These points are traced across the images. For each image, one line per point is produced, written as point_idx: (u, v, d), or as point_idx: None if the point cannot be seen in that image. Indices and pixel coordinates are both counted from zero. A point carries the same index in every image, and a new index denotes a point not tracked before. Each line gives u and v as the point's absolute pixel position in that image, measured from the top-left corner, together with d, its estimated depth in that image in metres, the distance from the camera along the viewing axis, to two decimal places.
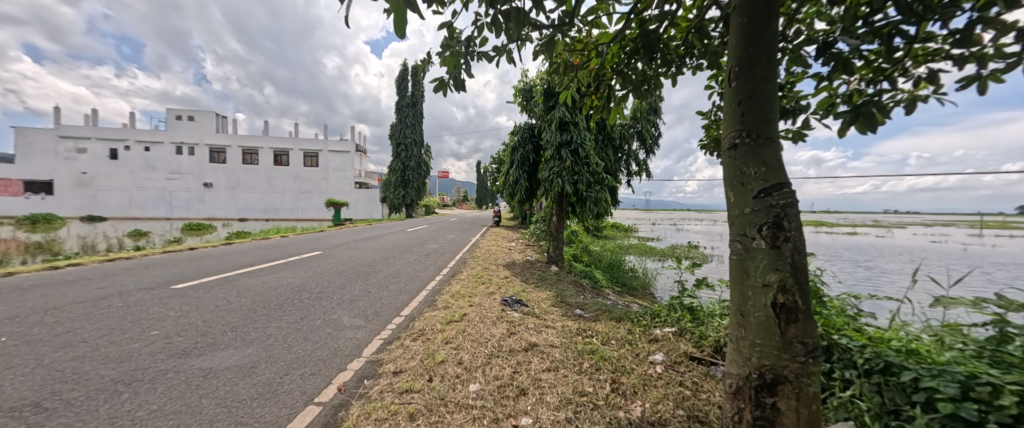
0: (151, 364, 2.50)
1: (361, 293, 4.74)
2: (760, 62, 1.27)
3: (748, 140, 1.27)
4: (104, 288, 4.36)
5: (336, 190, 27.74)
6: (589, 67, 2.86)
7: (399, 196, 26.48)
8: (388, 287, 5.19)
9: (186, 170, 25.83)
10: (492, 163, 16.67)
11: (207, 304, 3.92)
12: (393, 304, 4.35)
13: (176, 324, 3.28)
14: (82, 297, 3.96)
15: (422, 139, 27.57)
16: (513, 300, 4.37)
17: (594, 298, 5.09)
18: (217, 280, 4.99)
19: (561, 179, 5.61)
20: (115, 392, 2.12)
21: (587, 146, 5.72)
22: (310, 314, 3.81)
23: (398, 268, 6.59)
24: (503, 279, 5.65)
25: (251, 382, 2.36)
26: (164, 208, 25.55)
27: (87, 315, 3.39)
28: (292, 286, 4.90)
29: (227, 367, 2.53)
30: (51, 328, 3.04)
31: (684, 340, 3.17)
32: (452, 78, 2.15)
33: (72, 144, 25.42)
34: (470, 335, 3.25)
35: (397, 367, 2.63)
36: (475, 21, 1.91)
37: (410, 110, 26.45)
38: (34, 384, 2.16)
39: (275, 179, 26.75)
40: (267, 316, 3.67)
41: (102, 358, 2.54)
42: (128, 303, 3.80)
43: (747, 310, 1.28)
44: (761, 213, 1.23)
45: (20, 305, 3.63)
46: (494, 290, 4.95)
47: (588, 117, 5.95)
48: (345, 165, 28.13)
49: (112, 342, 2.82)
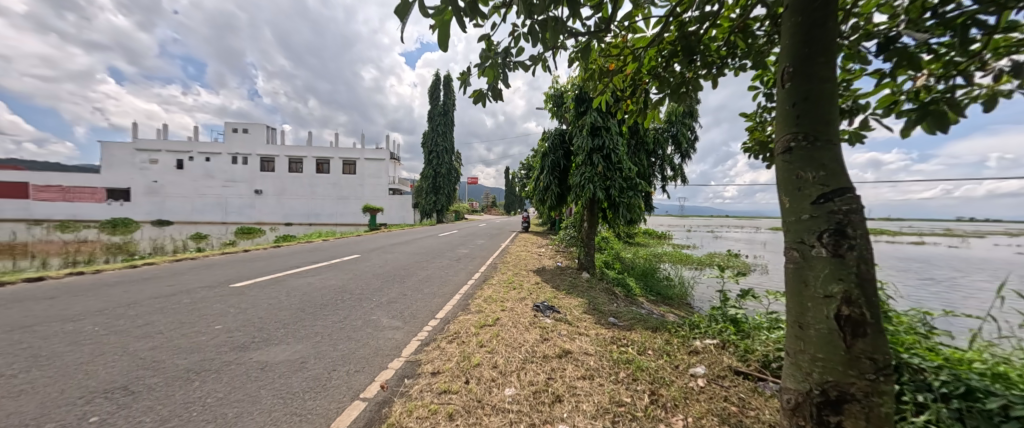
0: (215, 356, 2.74)
1: (397, 296, 4.92)
2: (817, 62, 1.22)
3: (804, 143, 1.21)
4: (174, 286, 4.83)
5: (372, 196, 29.06)
6: (625, 72, 2.84)
7: (431, 202, 27.23)
8: (423, 290, 5.35)
9: (239, 178, 28.09)
10: (522, 169, 16.84)
11: (260, 303, 4.22)
12: (428, 306, 4.47)
13: (236, 320, 3.57)
14: (156, 294, 4.41)
15: (453, 146, 28.28)
16: (545, 306, 4.36)
17: (628, 306, 4.96)
18: (268, 280, 5.39)
19: (593, 184, 5.56)
20: (187, 380, 2.34)
21: (620, 151, 5.62)
22: (352, 315, 4.00)
23: (431, 272, 6.77)
24: (534, 285, 5.65)
25: (302, 376, 2.52)
26: (220, 213, 27.86)
27: (161, 310, 3.77)
28: (334, 288, 5.18)
29: (281, 362, 2.72)
30: (133, 321, 3.40)
31: (727, 353, 3.02)
32: (490, 88, 2.22)
33: (146, 156, 28.33)
34: (504, 339, 3.28)
35: (435, 368, 2.70)
36: (513, 31, 1.99)
37: (443, 119, 27.28)
38: (121, 369, 2.44)
39: (317, 186, 28.46)
40: (313, 315, 3.90)
41: (176, 349, 2.82)
42: (194, 300, 4.19)
43: (806, 322, 1.21)
44: (821, 220, 1.16)
45: (107, 300, 4.08)
46: (526, 296, 4.96)
47: (620, 122, 5.86)
48: (380, 172, 29.42)
49: (183, 335, 3.11)
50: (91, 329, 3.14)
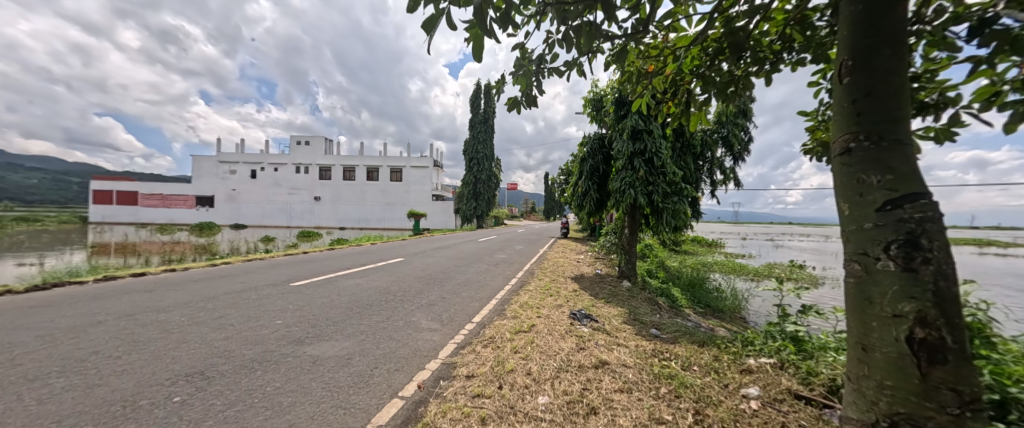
0: (275, 348, 3.02)
1: (437, 298, 5.09)
2: (881, 54, 1.10)
3: (866, 144, 1.09)
4: (245, 283, 5.42)
5: (417, 202, 30.43)
6: (665, 73, 2.74)
7: (472, 207, 27.88)
8: (462, 293, 5.48)
9: (301, 186, 30.87)
10: (562, 175, 16.72)
11: (315, 301, 4.59)
12: (466, 310, 4.57)
13: (293, 316, 3.92)
14: (230, 290, 4.97)
15: (493, 153, 28.80)
16: (582, 314, 4.26)
17: (673, 318, 4.69)
18: (323, 281, 5.85)
19: (634, 190, 5.37)
20: (252, 369, 2.61)
21: (664, 155, 5.38)
22: (394, 315, 4.21)
23: (470, 276, 6.92)
24: (571, 292, 5.55)
25: (348, 372, 2.69)
26: (284, 218, 30.76)
27: (233, 304, 4.25)
28: (380, 289, 5.49)
29: (330, 356, 2.94)
30: (212, 313, 3.87)
31: (786, 374, 2.74)
32: (524, 95, 2.26)
33: (227, 167, 32.13)
34: (539, 346, 3.26)
35: (470, 372, 2.75)
36: (547, 39, 2.01)
37: (483, 127, 27.93)
38: (201, 356, 2.78)
39: (367, 193, 30.40)
40: (360, 314, 4.17)
41: (243, 340, 3.15)
42: (260, 296, 4.66)
43: (871, 344, 1.08)
44: (887, 229, 1.02)
45: (193, 294, 4.68)
46: (563, 303, 4.90)
47: (664, 125, 5.62)
48: (424, 179, 30.73)
49: (250, 327, 3.48)
50: (180, 319, 3.62)
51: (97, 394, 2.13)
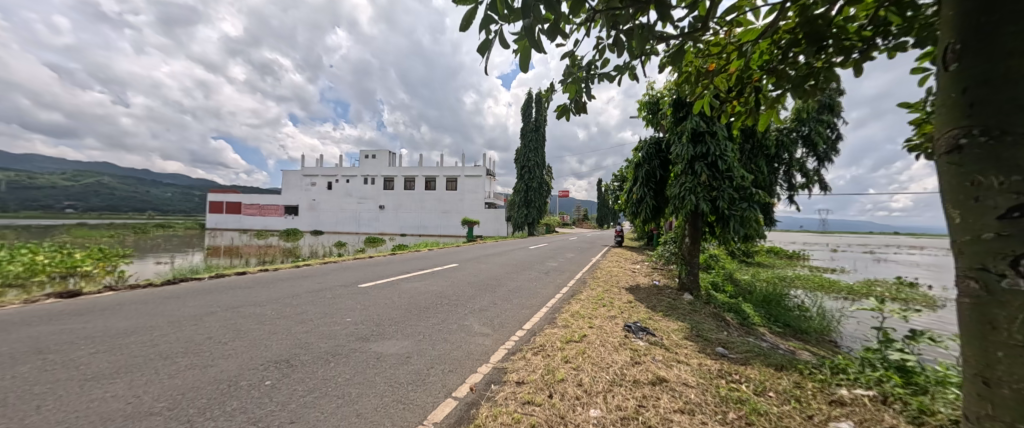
0: (345, 343, 3.33)
1: (488, 304, 5.21)
2: (1002, 32, 0.92)
3: (981, 139, 0.91)
4: (321, 283, 6.06)
5: (470, 210, 31.55)
6: (728, 71, 2.55)
7: (523, 215, 28.12)
8: (513, 300, 5.55)
9: (368, 196, 33.80)
10: (616, 181, 16.18)
11: (379, 302, 4.97)
12: (516, 317, 4.62)
13: (360, 315, 4.29)
14: (309, 289, 5.60)
15: (545, 161, 28.90)
16: (638, 327, 4.06)
17: (743, 336, 4.26)
18: (385, 283, 6.32)
19: (695, 196, 5.00)
20: (326, 361, 2.91)
21: (730, 158, 4.96)
22: (448, 319, 4.39)
23: (521, 283, 6.97)
24: (626, 303, 5.31)
25: (406, 370, 2.87)
26: (354, 225, 33.83)
27: (312, 302, 4.78)
28: (436, 293, 5.77)
29: (392, 354, 3.16)
30: (295, 309, 4.39)
31: (891, 410, 2.33)
32: (574, 103, 2.27)
33: (308, 180, 36.38)
34: (591, 357, 3.18)
35: (520, 378, 2.77)
36: (597, 45, 2.01)
37: (534, 135, 28.15)
38: (286, 346, 3.17)
39: (426, 201, 32.27)
40: (417, 316, 4.42)
41: (319, 334, 3.53)
42: (333, 296, 5.18)
43: (995, 378, 0.90)
44: (1015, 241, 0.85)
45: (280, 291, 5.36)
46: (616, 314, 4.71)
47: (729, 126, 5.20)
48: (478, 188, 31.81)
49: (324, 323, 3.88)
50: (270, 313, 4.17)
51: (209, 373, 2.54)
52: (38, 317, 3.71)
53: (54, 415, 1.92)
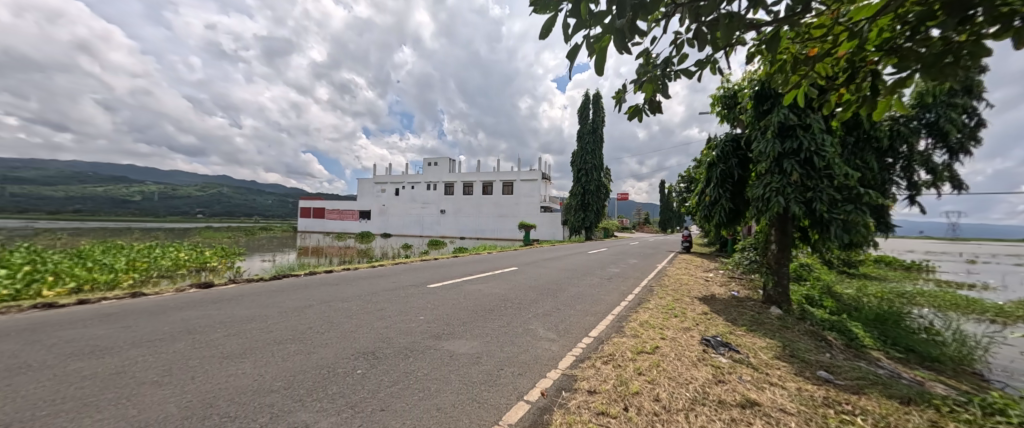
0: (420, 340, 3.56)
1: (551, 309, 5.19)
2: None
3: None
4: (394, 283, 6.57)
5: (526, 213, 31.85)
6: (833, 55, 2.24)
7: (580, 219, 27.56)
8: (575, 306, 5.45)
9: (431, 201, 35.92)
10: (683, 183, 15.12)
11: (447, 302, 5.23)
12: (581, 323, 4.53)
13: (431, 314, 4.56)
14: (385, 288, 6.09)
15: (602, 163, 28.08)
16: (718, 342, 3.72)
17: (852, 361, 3.65)
18: (451, 285, 6.63)
19: (785, 197, 4.44)
20: (406, 355, 3.14)
21: (829, 153, 4.32)
22: (513, 322, 4.46)
23: (582, 289, 6.81)
24: (701, 315, 4.89)
25: (478, 369, 2.97)
26: (418, 228, 36.14)
27: (388, 299, 5.19)
28: (499, 295, 5.90)
29: (463, 353, 3.30)
30: (375, 305, 4.82)
31: None
32: (648, 102, 2.17)
33: (379, 187, 39.82)
34: (666, 371, 2.99)
35: (592, 387, 2.71)
36: (676, 39, 1.90)
37: (591, 137, 27.56)
38: (371, 339, 3.48)
39: (483, 206, 33.35)
40: (483, 317, 4.56)
41: (397, 330, 3.82)
42: (406, 294, 5.58)
43: None
44: None
45: (361, 289, 5.93)
46: (691, 326, 4.36)
47: (827, 117, 4.55)
48: (534, 192, 32.03)
49: (400, 320, 4.19)
50: (355, 308, 4.61)
51: (313, 359, 2.89)
52: (186, 303, 4.58)
53: (205, 385, 2.35)
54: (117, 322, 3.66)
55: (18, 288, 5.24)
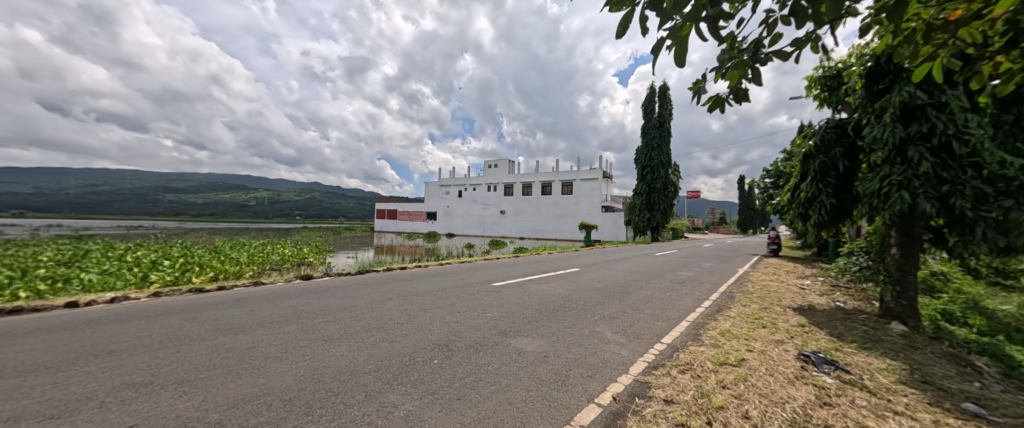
0: (489, 336, 3.70)
1: (618, 312, 5.00)
2: None
3: None
4: (462, 281, 6.91)
5: (587, 214, 31.18)
6: (988, 15, 1.79)
7: (645, 219, 26.09)
8: (645, 310, 5.18)
9: (491, 203, 37.04)
10: (769, 178, 13.47)
11: (512, 301, 5.34)
12: (652, 328, 4.29)
13: (497, 311, 4.69)
14: (453, 284, 6.44)
15: (670, 159, 26.24)
16: (820, 359, 3.23)
17: (1014, 394, 2.90)
18: (515, 284, 6.77)
19: (911, 191, 3.69)
20: (476, 350, 3.27)
21: (977, 136, 3.49)
22: (579, 323, 4.40)
23: (651, 292, 6.45)
24: (796, 327, 4.30)
25: (547, 368, 2.99)
26: (480, 229, 37.51)
27: (456, 296, 5.48)
28: (562, 296, 5.86)
29: (531, 351, 3.35)
30: (445, 301, 5.12)
31: None
32: (732, 92, 1.95)
33: (444, 190, 42.19)
34: (755, 387, 2.68)
35: (669, 396, 2.55)
36: (768, 18, 1.68)
37: (657, 132, 25.93)
38: (444, 332, 3.71)
39: (543, 206, 33.45)
40: (548, 317, 4.57)
41: (467, 325, 4.01)
42: (472, 292, 5.82)
43: None
44: None
45: (432, 285, 6.34)
46: (784, 339, 3.86)
47: (971, 92, 3.69)
48: (594, 192, 31.22)
49: (469, 316, 4.39)
50: (428, 303, 4.96)
51: (396, 348, 3.18)
52: (293, 292, 5.35)
53: (312, 363, 2.72)
54: (246, 306, 4.44)
55: (179, 275, 6.64)
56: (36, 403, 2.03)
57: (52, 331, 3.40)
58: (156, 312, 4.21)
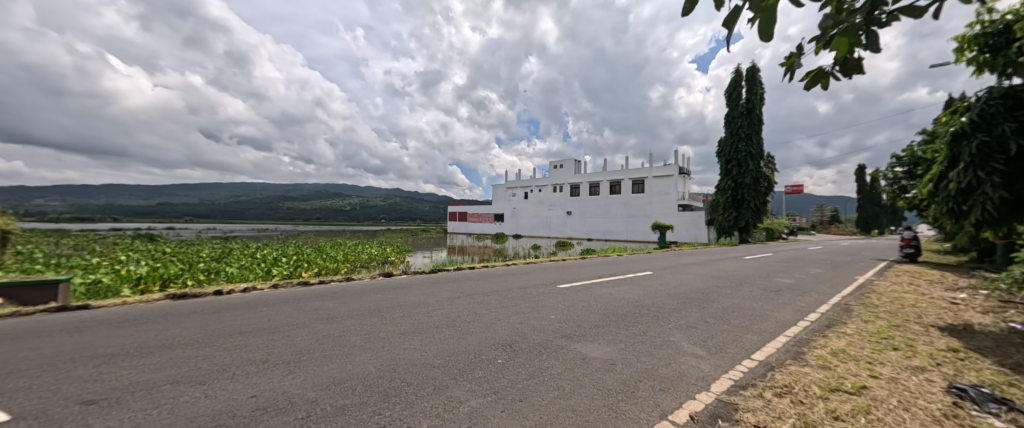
0: (553, 339, 3.64)
1: (697, 321, 4.52)
2: None
3: None
4: (527, 281, 6.94)
5: (661, 213, 29.16)
6: None
7: (730, 218, 23.36)
8: (730, 320, 4.60)
9: (558, 204, 36.76)
10: (900, 166, 10.98)
11: (577, 304, 5.19)
12: (739, 342, 3.79)
13: (562, 314, 4.59)
14: (519, 285, 6.50)
15: (761, 149, 23.07)
16: (984, 396, 2.49)
17: None
18: (580, 286, 6.58)
19: None
20: (539, 352, 3.24)
21: None
22: (651, 331, 4.08)
23: (738, 301, 5.71)
24: (945, 352, 3.39)
25: (614, 377, 2.82)
26: (546, 230, 37.50)
27: (521, 296, 5.52)
28: (632, 301, 5.52)
29: (596, 358, 3.20)
30: (510, 301, 5.19)
31: None
32: (839, 64, 1.60)
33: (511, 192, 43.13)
34: (883, 422, 2.17)
35: (760, 422, 2.20)
36: None
37: (745, 119, 23.03)
38: (508, 332, 3.76)
39: (611, 206, 32.13)
40: (616, 323, 4.34)
41: (531, 327, 4.00)
42: (537, 293, 5.80)
43: None
44: None
45: (498, 285, 6.49)
46: (927, 366, 3.06)
47: None
48: (669, 189, 28.99)
49: (533, 318, 4.38)
50: (494, 302, 5.08)
51: (462, 345, 3.31)
52: (376, 288, 5.94)
53: (389, 354, 2.97)
54: (339, 299, 5.06)
55: (291, 269, 7.88)
56: (190, 371, 2.55)
57: (204, 314, 4.28)
58: (274, 301, 5.03)
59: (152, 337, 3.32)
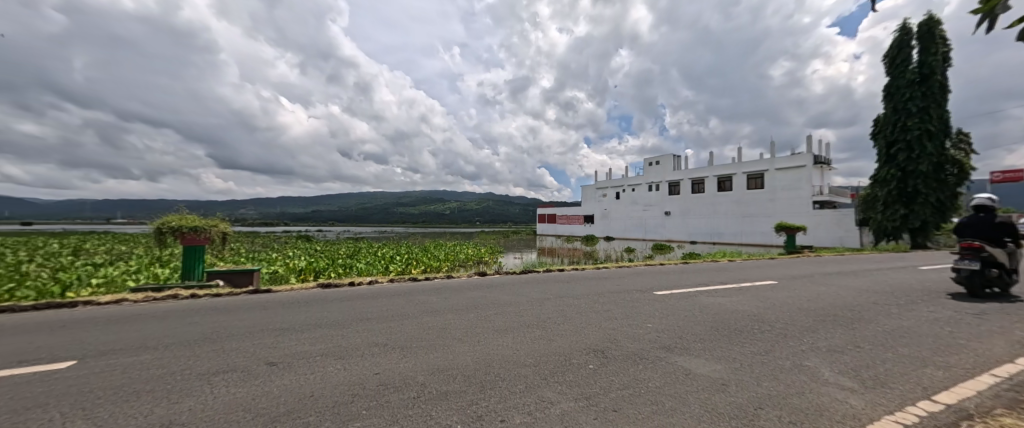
0: (650, 349, 3.37)
1: (843, 345, 3.65)
2: None
3: None
4: (621, 286, 6.60)
5: (788, 212, 24.55)
6: None
7: (893, 216, 18.26)
8: (895, 348, 3.58)
9: (655, 203, 34.02)
10: None
11: (679, 313, 4.70)
12: (911, 377, 2.92)
13: (661, 323, 4.22)
14: (611, 290, 6.22)
15: (945, 126, 17.43)
16: None
17: None
18: (683, 294, 5.96)
19: None
20: (635, 362, 3.04)
21: None
22: (776, 351, 3.45)
23: (909, 323, 4.41)
24: None
25: (725, 400, 2.47)
26: (641, 232, 35.07)
27: (614, 302, 5.27)
28: (749, 314, 4.76)
29: (703, 376, 2.85)
30: (602, 306, 4.99)
31: None
32: None
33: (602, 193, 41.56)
34: None
35: None
36: None
37: (915, 89, 17.73)
38: (600, 338, 3.62)
39: (720, 205, 28.29)
40: (728, 338, 3.78)
41: (625, 334, 3.79)
42: (632, 299, 5.46)
43: None
44: None
45: (589, 288, 6.33)
46: None
47: None
48: (798, 183, 24.24)
49: (627, 325, 4.13)
50: (586, 306, 4.95)
51: (553, 346, 3.32)
52: (473, 286, 6.40)
53: (484, 349, 3.16)
54: (441, 294, 5.59)
55: (405, 266, 9.08)
56: (333, 346, 3.14)
57: (342, 301, 5.22)
58: (391, 293, 5.83)
59: (309, 317, 4.20)
